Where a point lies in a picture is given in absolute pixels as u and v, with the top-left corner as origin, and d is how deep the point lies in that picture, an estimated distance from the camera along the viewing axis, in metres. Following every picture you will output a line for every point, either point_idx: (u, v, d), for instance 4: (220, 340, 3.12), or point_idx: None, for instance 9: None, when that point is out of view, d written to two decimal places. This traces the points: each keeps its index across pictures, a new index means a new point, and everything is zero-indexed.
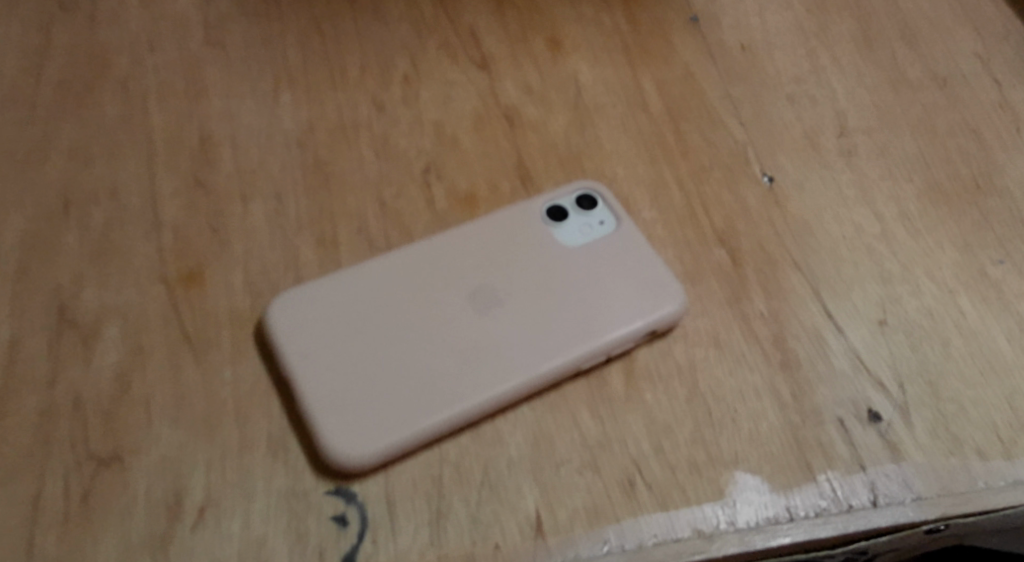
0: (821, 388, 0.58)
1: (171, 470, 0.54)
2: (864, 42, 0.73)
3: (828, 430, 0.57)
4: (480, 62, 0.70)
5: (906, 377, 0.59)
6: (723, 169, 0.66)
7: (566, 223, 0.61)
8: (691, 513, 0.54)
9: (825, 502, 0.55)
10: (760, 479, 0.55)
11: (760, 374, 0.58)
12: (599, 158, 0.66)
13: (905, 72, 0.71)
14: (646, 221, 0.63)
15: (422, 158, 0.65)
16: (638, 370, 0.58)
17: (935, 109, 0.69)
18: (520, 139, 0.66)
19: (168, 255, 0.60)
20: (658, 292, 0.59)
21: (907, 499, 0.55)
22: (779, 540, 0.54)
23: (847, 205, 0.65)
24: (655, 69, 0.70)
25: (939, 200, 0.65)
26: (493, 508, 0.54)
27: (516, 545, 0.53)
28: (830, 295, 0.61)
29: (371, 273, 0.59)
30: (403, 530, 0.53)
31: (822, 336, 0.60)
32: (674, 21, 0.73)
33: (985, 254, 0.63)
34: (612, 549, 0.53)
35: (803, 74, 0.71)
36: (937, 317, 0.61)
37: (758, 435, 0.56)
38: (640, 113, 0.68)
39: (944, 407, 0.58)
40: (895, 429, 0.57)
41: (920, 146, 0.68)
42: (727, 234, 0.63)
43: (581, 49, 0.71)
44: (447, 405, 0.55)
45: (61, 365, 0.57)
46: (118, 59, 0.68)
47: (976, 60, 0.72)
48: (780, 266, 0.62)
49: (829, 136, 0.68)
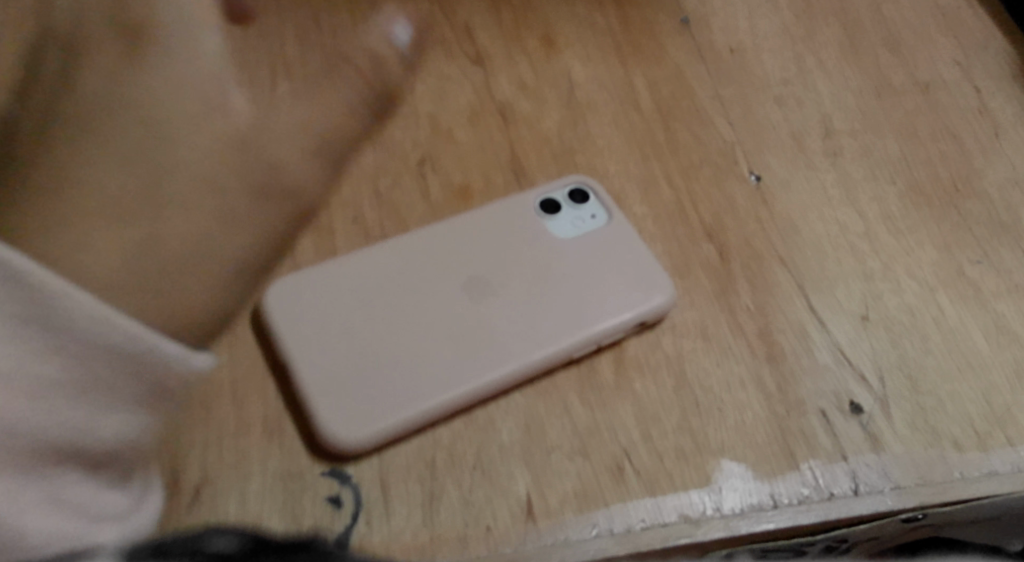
0: (805, 380, 0.60)
1: (167, 450, 0.55)
2: (849, 47, 0.74)
3: (811, 421, 0.58)
4: (475, 58, 0.71)
5: (886, 371, 0.60)
6: (712, 167, 0.67)
7: (558, 216, 0.63)
8: (677, 499, 0.56)
9: (807, 490, 0.57)
10: (745, 467, 0.57)
11: (745, 366, 0.60)
12: (591, 154, 0.67)
13: (888, 77, 0.73)
14: (636, 216, 0.65)
15: (417, 149, 0.67)
16: (628, 360, 0.59)
17: (917, 113, 0.71)
18: (514, 134, 0.68)
19: None
20: (649, 284, 0.60)
21: (886, 488, 0.57)
22: (764, 526, 0.55)
23: (831, 204, 0.66)
24: (647, 69, 0.71)
25: (920, 202, 0.67)
26: (485, 492, 0.55)
27: (507, 529, 0.54)
28: (814, 291, 0.63)
29: (364, 261, 0.60)
30: (397, 513, 0.54)
31: (806, 330, 0.61)
32: (664, 22, 0.74)
33: (963, 255, 0.65)
34: (602, 533, 0.55)
35: (791, 77, 0.72)
36: (917, 314, 0.62)
37: (744, 426, 0.58)
38: (631, 111, 0.69)
39: (923, 401, 0.59)
40: (875, 421, 0.59)
41: (902, 149, 0.69)
42: (716, 230, 0.65)
43: (574, 48, 0.72)
44: (440, 389, 0.56)
45: None
46: None
47: (957, 67, 0.74)
48: (766, 263, 0.64)
49: (815, 138, 0.69)
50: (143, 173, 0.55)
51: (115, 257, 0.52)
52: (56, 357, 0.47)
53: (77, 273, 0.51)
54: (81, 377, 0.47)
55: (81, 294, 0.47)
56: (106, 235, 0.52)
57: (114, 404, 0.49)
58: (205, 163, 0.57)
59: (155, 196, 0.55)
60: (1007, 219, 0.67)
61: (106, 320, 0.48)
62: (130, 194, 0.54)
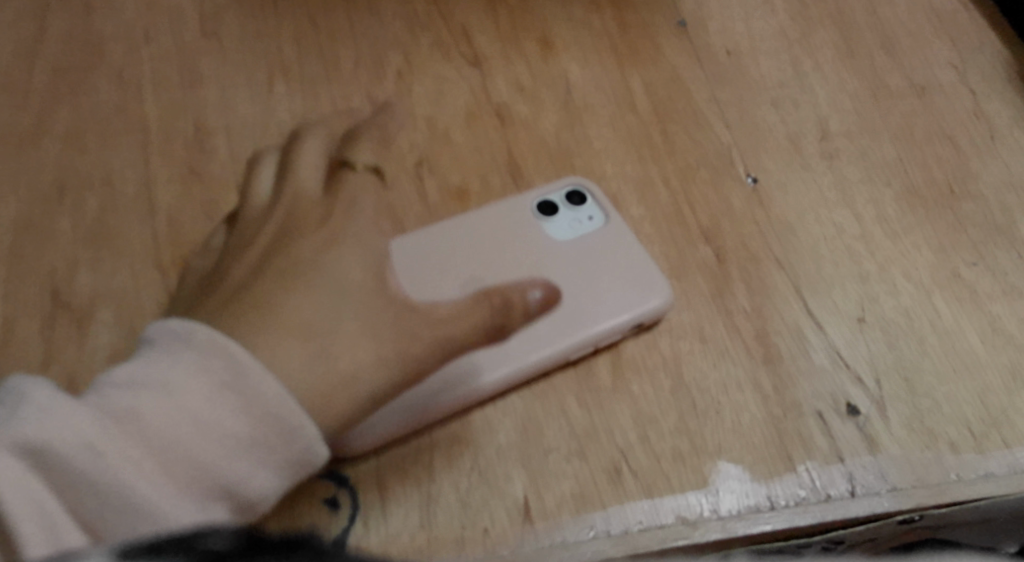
0: (802, 382, 0.60)
1: None
2: (845, 50, 0.75)
3: (807, 423, 0.59)
4: (472, 59, 0.71)
5: (883, 373, 0.60)
6: (709, 169, 0.67)
7: (556, 218, 0.63)
8: (674, 501, 0.56)
9: (804, 491, 0.57)
10: (742, 468, 0.57)
11: (742, 367, 0.60)
12: (588, 156, 0.67)
13: (884, 80, 0.73)
14: (633, 218, 0.65)
15: (415, 151, 0.66)
16: (625, 362, 0.60)
17: (912, 115, 0.71)
18: (511, 136, 0.68)
19: (163, 241, 0.61)
20: (647, 285, 0.60)
21: (883, 490, 0.57)
22: (761, 528, 0.55)
23: (827, 206, 0.67)
24: (644, 71, 0.72)
25: (916, 204, 0.67)
26: (482, 494, 0.55)
27: (505, 530, 0.54)
28: (810, 292, 0.63)
29: None
30: (394, 515, 0.54)
31: (803, 332, 0.61)
32: (661, 25, 0.74)
33: (959, 256, 0.65)
34: (599, 534, 0.55)
35: (787, 79, 0.72)
36: (913, 316, 0.63)
37: (741, 427, 0.58)
38: (628, 113, 0.69)
39: (920, 403, 0.60)
40: (871, 422, 0.59)
41: (898, 151, 0.70)
42: (712, 232, 0.65)
43: (572, 50, 0.72)
44: (439, 392, 0.56)
45: (55, 347, 0.57)
46: (113, 49, 0.68)
47: (952, 69, 0.74)
48: (763, 264, 0.64)
49: (811, 140, 0.70)
50: (316, 288, 0.54)
51: (334, 378, 0.52)
52: (227, 410, 0.50)
53: (335, 384, 0.52)
54: (250, 434, 0.50)
55: (255, 362, 0.50)
56: (344, 344, 0.53)
57: (270, 459, 0.51)
58: (362, 257, 0.56)
59: (381, 299, 0.55)
60: (1003, 221, 0.67)
61: (274, 389, 0.50)
62: (319, 304, 0.53)
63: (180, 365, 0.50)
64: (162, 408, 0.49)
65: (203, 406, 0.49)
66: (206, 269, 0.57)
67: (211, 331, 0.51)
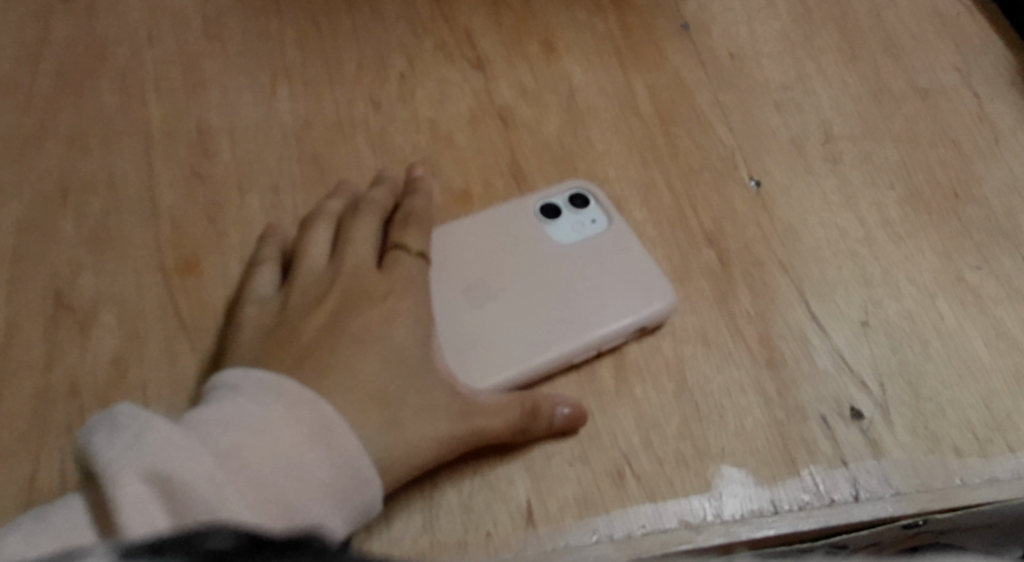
0: (806, 386, 0.60)
1: None
2: (848, 53, 0.74)
3: (811, 427, 0.58)
4: (475, 62, 0.71)
5: (886, 377, 0.60)
6: (712, 172, 0.67)
7: (559, 221, 0.63)
8: (678, 505, 0.56)
9: (808, 496, 0.56)
10: (745, 472, 0.57)
11: (746, 371, 0.60)
12: (591, 158, 0.67)
13: (887, 83, 0.73)
14: (636, 221, 0.65)
15: (418, 153, 0.66)
16: (628, 365, 0.59)
17: (916, 118, 0.71)
18: (514, 139, 0.68)
19: (166, 243, 0.61)
20: (651, 289, 0.60)
21: (887, 494, 0.57)
22: (764, 532, 0.55)
23: (831, 210, 0.66)
24: (647, 74, 0.72)
25: (919, 207, 0.67)
26: (485, 497, 0.55)
27: (508, 534, 0.54)
28: (814, 296, 0.63)
29: None
30: (397, 519, 0.54)
31: (806, 336, 0.61)
32: (664, 28, 0.74)
33: (963, 260, 0.65)
34: (602, 538, 0.54)
35: (790, 82, 0.72)
36: (917, 320, 0.62)
37: (744, 431, 0.58)
38: (631, 116, 0.69)
39: (924, 407, 0.59)
40: (875, 427, 0.59)
41: (901, 155, 0.69)
42: (715, 235, 0.65)
43: (574, 53, 0.72)
44: None
45: (58, 350, 0.57)
46: (116, 51, 0.68)
47: (956, 72, 0.74)
48: (766, 268, 0.64)
49: (814, 143, 0.69)
50: (382, 357, 0.54)
51: (395, 441, 0.52)
52: (319, 457, 0.49)
53: (403, 451, 0.53)
54: (338, 482, 0.49)
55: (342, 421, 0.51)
56: (410, 413, 0.53)
57: (341, 510, 0.49)
58: (420, 325, 0.56)
59: (406, 334, 0.55)
60: (1007, 224, 0.67)
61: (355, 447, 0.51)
62: (386, 374, 0.54)
63: (273, 412, 0.49)
64: (260, 445, 0.48)
65: (297, 451, 0.49)
66: (254, 317, 0.57)
67: (298, 386, 0.51)
